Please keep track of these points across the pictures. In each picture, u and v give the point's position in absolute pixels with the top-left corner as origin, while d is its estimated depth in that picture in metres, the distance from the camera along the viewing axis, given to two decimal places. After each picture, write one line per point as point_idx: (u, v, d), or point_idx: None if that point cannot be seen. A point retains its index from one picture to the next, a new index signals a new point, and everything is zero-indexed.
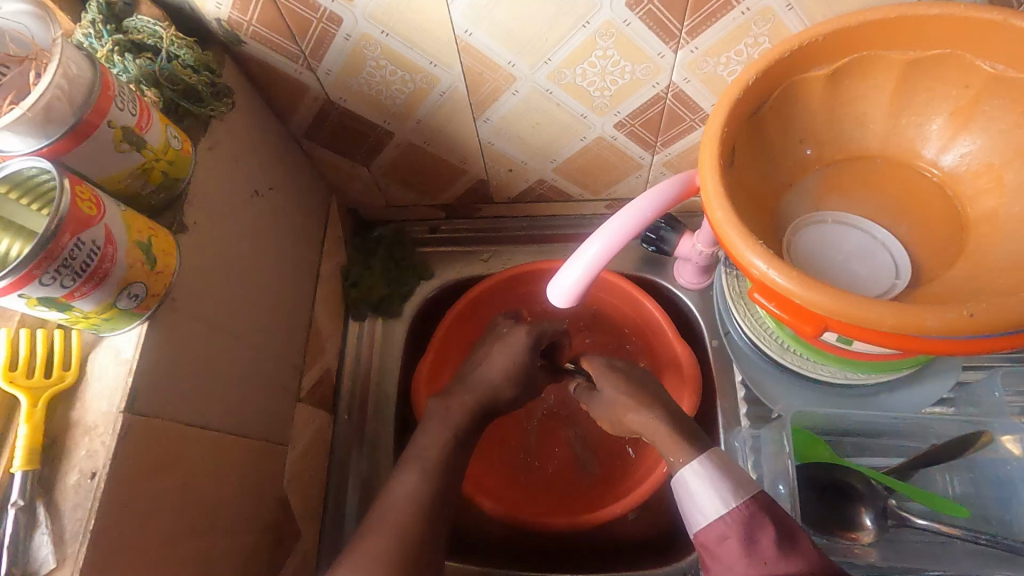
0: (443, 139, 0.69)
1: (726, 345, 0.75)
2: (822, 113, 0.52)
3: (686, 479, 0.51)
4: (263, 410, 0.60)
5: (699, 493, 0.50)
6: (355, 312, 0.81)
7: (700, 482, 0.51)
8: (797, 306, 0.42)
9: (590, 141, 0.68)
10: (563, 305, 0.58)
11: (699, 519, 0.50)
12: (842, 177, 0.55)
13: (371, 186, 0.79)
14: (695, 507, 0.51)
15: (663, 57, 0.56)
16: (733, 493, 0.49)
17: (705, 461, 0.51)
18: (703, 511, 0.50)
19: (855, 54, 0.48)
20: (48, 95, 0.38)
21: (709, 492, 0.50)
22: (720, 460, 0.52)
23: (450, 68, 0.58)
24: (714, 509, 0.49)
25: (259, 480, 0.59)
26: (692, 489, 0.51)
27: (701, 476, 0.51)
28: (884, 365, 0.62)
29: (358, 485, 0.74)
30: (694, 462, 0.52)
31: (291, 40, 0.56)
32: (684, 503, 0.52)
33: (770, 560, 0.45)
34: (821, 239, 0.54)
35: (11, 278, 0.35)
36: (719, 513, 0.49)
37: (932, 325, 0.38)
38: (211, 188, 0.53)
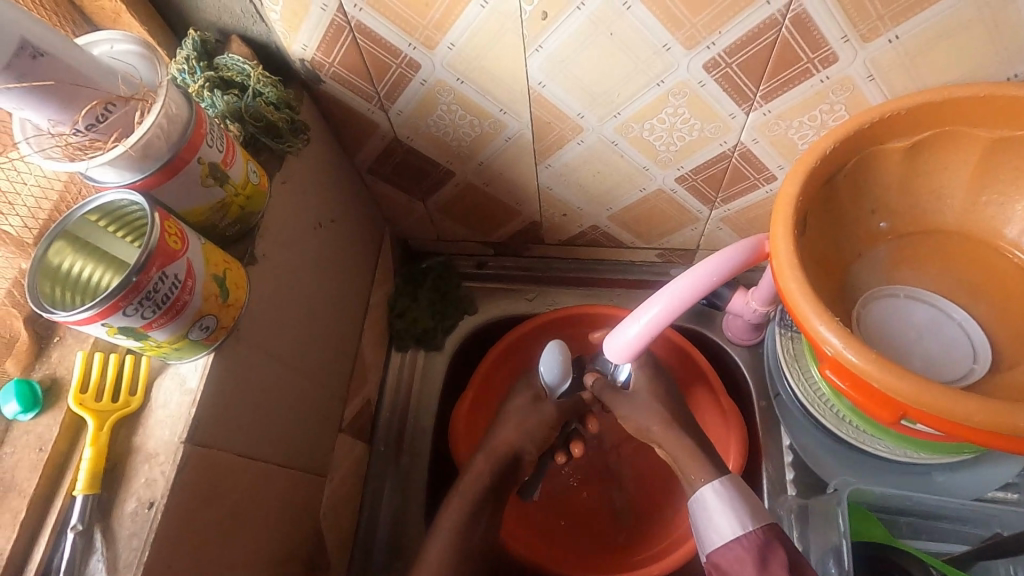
0: (502, 182, 0.70)
1: (775, 407, 0.73)
2: (899, 185, 0.51)
3: (704, 498, 0.56)
4: (307, 440, 0.60)
5: (715, 513, 0.55)
6: (398, 343, 0.81)
7: (717, 503, 0.55)
8: (872, 389, 0.41)
9: (649, 192, 0.68)
10: (619, 358, 0.57)
11: (714, 538, 0.54)
12: (916, 250, 0.53)
13: (425, 220, 0.80)
14: (711, 525, 0.55)
15: (735, 118, 0.56)
16: (748, 517, 0.53)
17: (725, 484, 0.56)
18: (718, 530, 0.54)
19: (938, 129, 0.47)
20: (149, 134, 0.39)
21: (727, 513, 0.54)
22: (738, 485, 0.56)
23: (519, 116, 0.59)
24: (730, 530, 0.53)
25: (298, 511, 0.59)
26: (710, 509, 0.55)
27: (719, 497, 0.55)
28: (948, 446, 0.59)
29: (389, 520, 0.73)
30: (714, 483, 0.56)
31: (368, 81, 0.57)
32: (700, 521, 0.56)
33: None
34: (891, 315, 0.53)
35: (99, 307, 0.36)
36: (735, 535, 0.53)
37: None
38: (280, 221, 0.54)
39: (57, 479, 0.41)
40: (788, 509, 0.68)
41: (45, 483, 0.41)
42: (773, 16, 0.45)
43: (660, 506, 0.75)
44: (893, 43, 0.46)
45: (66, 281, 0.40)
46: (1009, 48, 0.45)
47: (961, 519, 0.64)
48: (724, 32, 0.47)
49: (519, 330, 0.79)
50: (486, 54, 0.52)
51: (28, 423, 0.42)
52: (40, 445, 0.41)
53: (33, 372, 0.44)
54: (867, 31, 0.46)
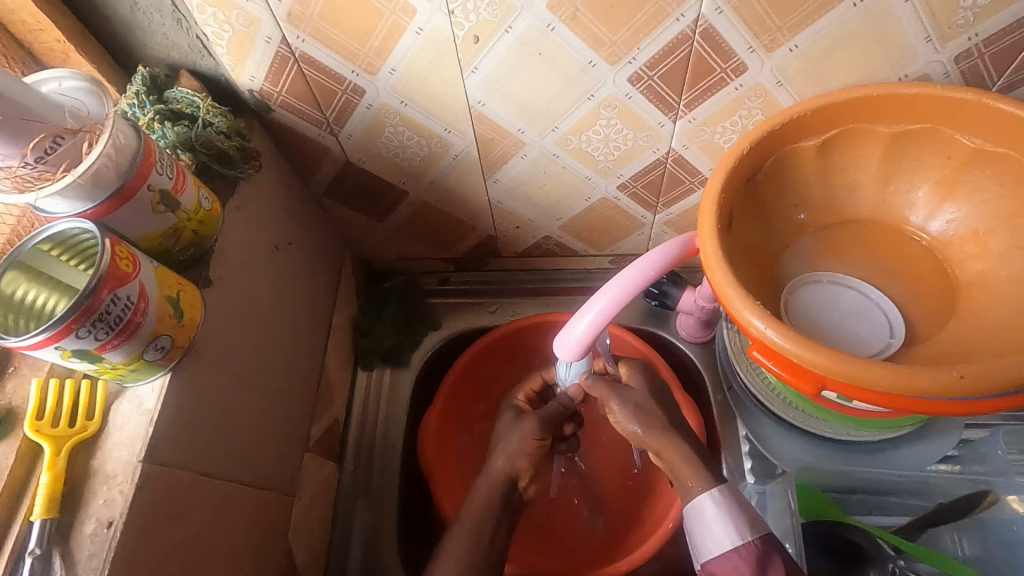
0: (455, 199, 0.73)
1: (730, 399, 0.76)
2: (816, 181, 0.55)
3: (704, 507, 0.53)
4: (274, 460, 0.61)
5: (713, 524, 0.52)
6: (364, 362, 0.83)
7: (716, 513, 0.52)
8: (795, 365, 0.44)
9: (595, 202, 0.72)
10: (570, 356, 0.60)
11: (711, 547, 0.52)
12: (836, 239, 0.57)
13: (384, 240, 0.83)
14: (708, 534, 0.52)
15: (664, 126, 0.60)
16: (747, 527, 0.51)
17: (724, 494, 0.53)
18: (717, 540, 0.52)
19: (842, 127, 0.52)
20: (98, 163, 0.41)
21: (726, 525, 0.52)
22: (736, 494, 0.53)
23: (464, 135, 0.62)
24: (728, 541, 0.51)
25: (267, 530, 0.59)
26: (708, 518, 0.52)
27: (719, 508, 0.53)
28: (887, 423, 0.63)
29: (363, 538, 0.74)
30: (715, 492, 0.53)
31: (316, 108, 0.60)
32: (696, 531, 0.54)
33: None
34: (815, 300, 0.56)
35: (50, 330, 0.37)
36: (733, 546, 0.51)
37: (925, 385, 0.39)
38: (236, 245, 0.56)
39: (14, 506, 0.42)
40: (747, 496, 0.70)
41: (1, 511, 0.41)
42: (683, 31, 0.50)
43: (631, 507, 0.77)
44: (794, 51, 0.51)
45: (17, 308, 0.41)
46: (896, 51, 0.50)
47: (906, 492, 0.67)
48: (643, 47, 0.51)
49: (481, 342, 0.81)
50: (427, 76, 0.55)
51: None
52: None
53: None
54: (768, 41, 0.50)
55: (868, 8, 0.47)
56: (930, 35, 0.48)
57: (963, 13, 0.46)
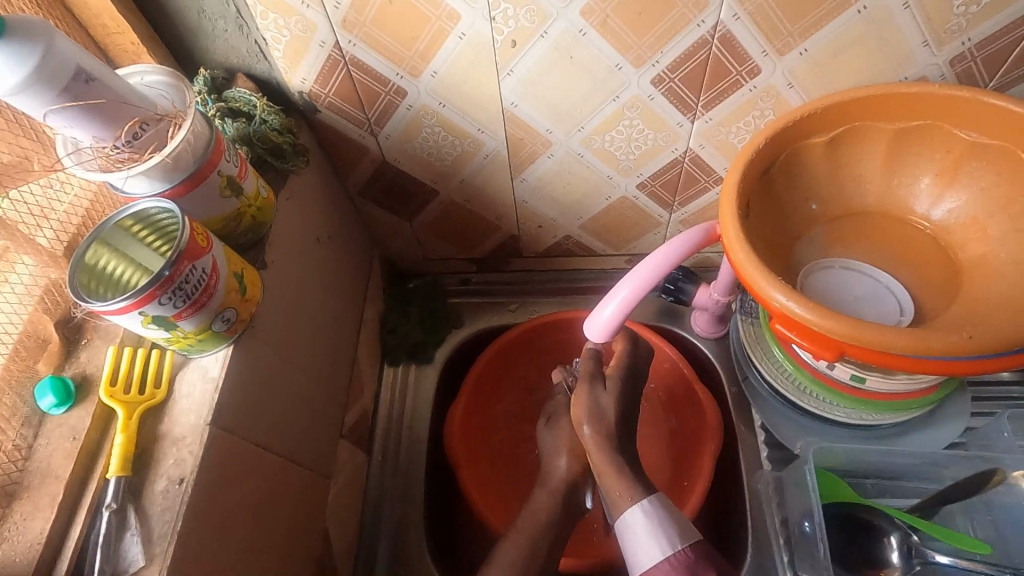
0: (482, 198, 0.77)
1: (745, 390, 0.80)
2: (826, 174, 0.60)
3: (630, 519, 0.54)
4: (314, 441, 0.64)
5: (642, 536, 0.53)
6: (390, 358, 0.86)
7: (645, 524, 0.53)
8: (816, 334, 0.47)
9: (615, 201, 0.76)
10: (597, 339, 0.63)
11: (643, 559, 0.52)
12: (846, 230, 0.61)
13: (411, 241, 0.86)
14: (638, 547, 0.53)
15: (682, 126, 0.64)
16: (677, 537, 0.52)
17: (652, 503, 0.54)
18: (647, 552, 0.52)
19: (848, 124, 0.57)
20: (180, 146, 0.45)
21: (654, 535, 0.52)
22: (663, 503, 0.55)
23: (495, 135, 0.67)
24: (658, 550, 0.52)
25: (309, 507, 0.62)
26: (636, 530, 0.53)
27: (648, 518, 0.53)
28: (896, 403, 0.66)
29: (392, 524, 0.76)
30: (640, 503, 0.54)
31: (359, 108, 0.64)
32: (627, 542, 0.54)
33: None
34: (828, 282, 0.60)
35: (137, 296, 0.41)
36: (663, 555, 0.51)
37: (937, 346, 0.43)
38: (287, 233, 0.59)
39: (90, 465, 0.44)
40: (764, 483, 0.72)
41: (79, 469, 0.44)
42: (703, 36, 0.55)
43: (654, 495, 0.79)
44: (803, 55, 0.56)
45: (100, 276, 0.45)
46: (896, 56, 0.55)
47: (917, 475, 0.70)
48: (666, 51, 0.56)
49: (505, 339, 0.84)
50: (466, 78, 0.60)
51: (60, 416, 0.45)
52: (74, 434, 0.45)
53: (64, 371, 0.48)
54: (781, 46, 0.55)
55: (871, 15, 0.52)
56: (927, 40, 0.53)
57: (957, 19, 0.52)
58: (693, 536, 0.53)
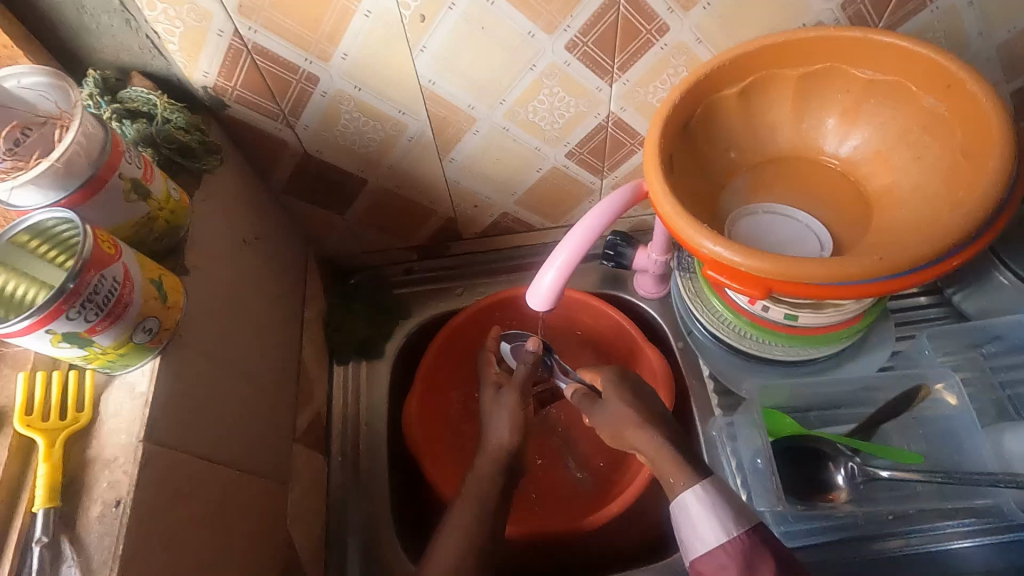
0: (413, 182, 0.75)
1: (691, 344, 0.83)
2: (741, 125, 0.62)
3: (686, 504, 0.51)
4: (265, 447, 0.62)
5: (699, 521, 0.50)
6: (339, 356, 0.84)
7: (700, 508, 0.50)
8: (744, 275, 0.49)
9: (546, 172, 0.76)
10: (541, 308, 0.62)
11: (698, 545, 0.50)
12: (766, 176, 0.64)
13: (346, 235, 0.84)
14: (694, 533, 0.50)
15: (602, 90, 0.65)
16: (735, 523, 0.49)
17: (706, 489, 0.51)
18: (702, 539, 0.49)
19: (757, 74, 0.59)
20: (70, 150, 0.43)
21: (710, 519, 0.50)
22: (720, 488, 0.51)
23: (418, 116, 0.66)
24: (714, 537, 0.49)
25: (268, 516, 0.60)
26: (693, 516, 0.50)
27: (703, 503, 0.50)
28: (829, 337, 0.70)
29: (360, 522, 0.75)
30: (694, 487, 0.51)
31: (271, 100, 0.62)
32: (683, 527, 0.51)
33: None
34: (753, 227, 0.63)
35: (40, 314, 0.38)
36: (720, 542, 0.49)
37: (853, 271, 0.45)
38: (207, 236, 0.57)
39: (13, 501, 0.41)
40: (718, 429, 0.75)
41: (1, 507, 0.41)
42: None
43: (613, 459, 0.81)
44: (708, 9, 0.57)
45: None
46: (791, 4, 0.57)
47: (855, 402, 0.74)
48: (575, 15, 0.57)
49: (456, 321, 0.84)
50: (379, 57, 0.58)
51: None
52: None
53: None
54: (685, 1, 0.56)
55: None
56: None
57: None
58: (758, 521, 0.50)
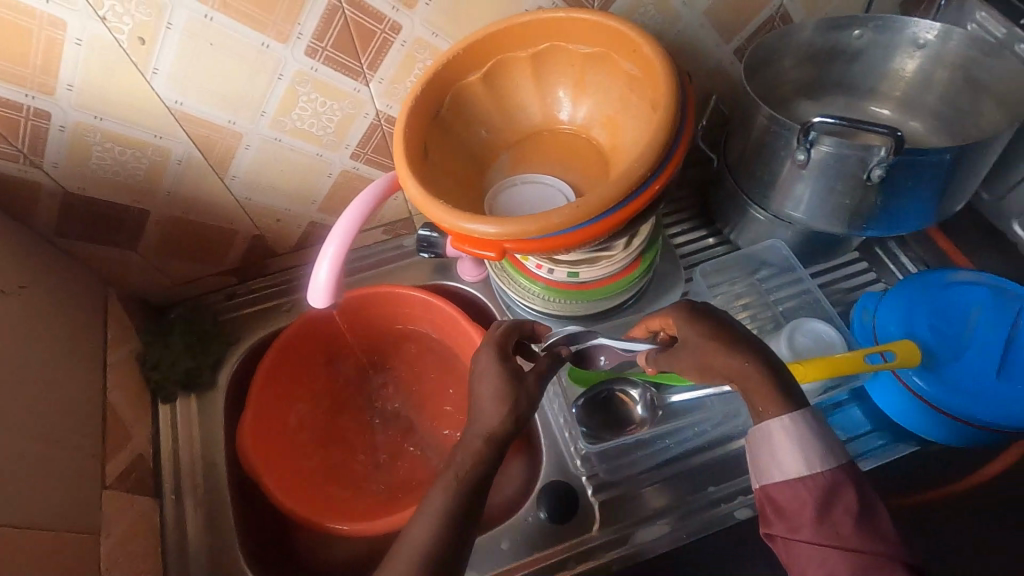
0: (201, 205, 0.74)
1: (513, 317, 0.87)
2: (491, 107, 0.68)
3: (777, 433, 0.53)
4: (59, 498, 0.59)
5: (783, 449, 0.52)
6: (162, 394, 0.81)
7: (793, 439, 0.52)
8: (479, 240, 0.55)
9: (338, 176, 0.78)
10: (322, 303, 0.65)
11: (776, 474, 0.52)
12: (524, 150, 0.70)
13: (149, 271, 0.81)
14: (776, 461, 0.52)
15: (360, 91, 0.68)
16: (825, 453, 0.51)
17: (809, 416, 0.53)
18: (783, 468, 0.52)
19: (492, 58, 0.64)
20: None
21: (802, 449, 0.52)
22: (819, 415, 0.53)
23: (177, 137, 0.65)
24: (798, 468, 0.51)
25: (75, 567, 0.57)
26: (782, 443, 0.52)
27: (796, 435, 0.52)
28: (616, 286, 0.77)
29: (204, 556, 0.73)
30: (796, 414, 0.53)
31: (3, 142, 0.59)
32: (763, 455, 0.53)
33: (840, 531, 0.48)
34: (515, 196, 0.66)
35: None
36: (800, 475, 0.51)
37: (558, 221, 0.52)
38: None
39: None
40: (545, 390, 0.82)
41: None
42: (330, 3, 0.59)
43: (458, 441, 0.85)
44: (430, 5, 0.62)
45: None
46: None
47: None
48: (303, 22, 0.59)
49: (281, 338, 0.84)
50: (106, 85, 0.58)
51: None
52: None
53: None
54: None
55: None
56: None
57: None
58: (843, 457, 0.52)
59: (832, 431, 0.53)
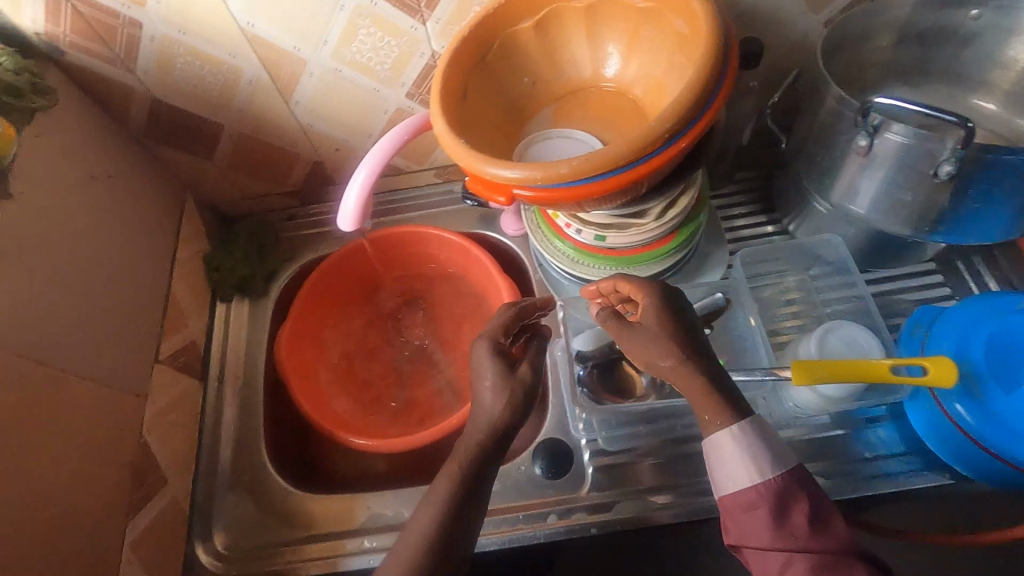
0: (268, 125, 0.81)
1: (544, 276, 0.88)
2: (540, 57, 0.67)
3: (718, 445, 0.52)
4: (115, 360, 0.69)
5: (730, 460, 0.51)
6: (222, 294, 0.90)
7: (735, 449, 0.51)
8: (490, 181, 0.55)
9: (392, 113, 0.81)
10: (351, 229, 0.69)
11: (727, 484, 0.51)
12: (569, 105, 0.70)
13: (223, 182, 0.90)
14: (726, 471, 0.51)
15: (416, 29, 0.70)
16: (775, 461, 0.51)
17: (746, 428, 0.51)
18: (733, 478, 0.51)
19: (547, 6, 0.63)
20: None
21: (746, 461, 0.51)
22: (759, 427, 0.52)
23: (248, 58, 0.71)
24: (745, 478, 0.50)
25: (119, 420, 0.67)
26: (726, 456, 0.51)
27: (739, 445, 0.51)
28: (647, 258, 0.75)
29: (231, 439, 0.82)
30: (732, 428, 0.51)
31: (105, 46, 0.68)
32: (715, 467, 0.52)
33: (800, 535, 0.48)
34: (547, 149, 0.67)
35: None
36: (751, 482, 0.50)
37: (564, 171, 0.51)
38: (37, 170, 0.63)
39: None
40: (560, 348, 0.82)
41: None
42: None
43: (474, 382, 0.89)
44: None
45: None
46: None
47: None
48: None
49: (330, 259, 0.91)
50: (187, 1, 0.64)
51: None
52: None
53: None
54: None
55: None
56: None
57: None
58: (792, 460, 0.51)
59: (775, 435, 0.52)
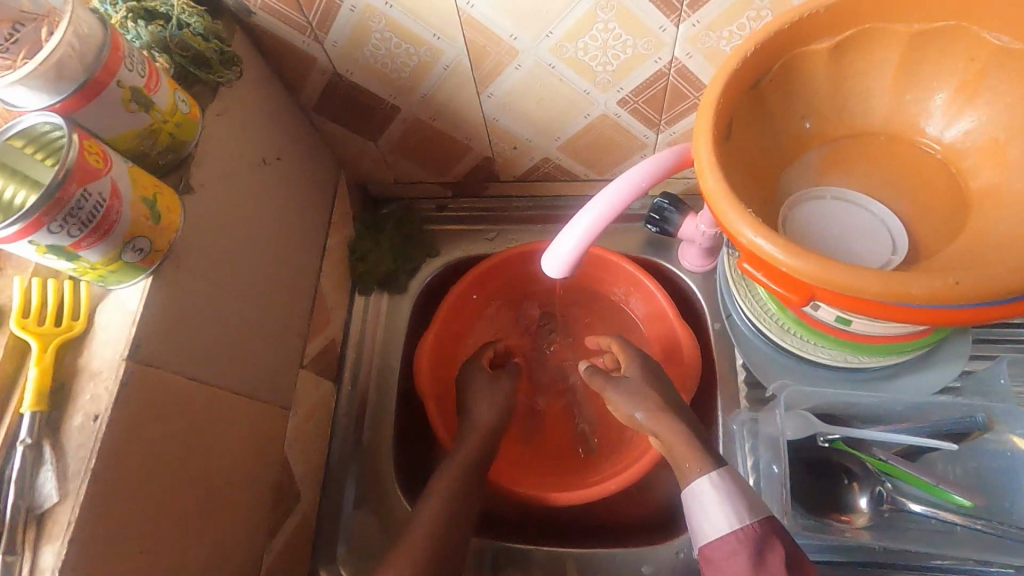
0: (449, 114, 0.70)
1: (728, 328, 0.75)
2: (827, 91, 0.52)
3: (699, 491, 0.52)
4: (267, 371, 0.62)
5: (709, 509, 0.51)
6: (361, 287, 0.82)
7: (715, 496, 0.51)
8: (784, 274, 0.42)
9: (594, 118, 0.68)
10: (558, 274, 0.58)
11: (707, 530, 0.51)
12: (844, 153, 0.55)
13: (381, 163, 0.80)
14: (705, 516, 0.51)
15: (665, 31, 0.56)
16: (746, 510, 0.50)
17: (722, 477, 0.52)
18: (712, 522, 0.51)
19: (859, 26, 0.47)
20: (60, 52, 0.40)
21: (723, 506, 0.51)
22: (736, 478, 0.52)
23: (454, 42, 0.59)
24: (727, 524, 0.50)
25: (266, 438, 0.61)
26: (704, 502, 0.52)
27: (718, 491, 0.52)
28: (886, 347, 0.62)
29: (361, 450, 0.76)
30: (712, 476, 0.52)
31: (298, 11, 0.57)
32: (694, 515, 0.53)
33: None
34: (816, 214, 0.55)
35: (22, 223, 0.37)
36: (731, 529, 0.50)
37: (915, 292, 0.38)
38: (217, 156, 0.54)
39: (6, 397, 0.43)
40: (740, 424, 0.68)
41: None
42: None
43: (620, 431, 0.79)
44: None
45: None
46: None
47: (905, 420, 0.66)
48: None
49: (480, 266, 0.80)
50: None
51: None
52: None
53: None
54: None
55: None
56: None
57: None
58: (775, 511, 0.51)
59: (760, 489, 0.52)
